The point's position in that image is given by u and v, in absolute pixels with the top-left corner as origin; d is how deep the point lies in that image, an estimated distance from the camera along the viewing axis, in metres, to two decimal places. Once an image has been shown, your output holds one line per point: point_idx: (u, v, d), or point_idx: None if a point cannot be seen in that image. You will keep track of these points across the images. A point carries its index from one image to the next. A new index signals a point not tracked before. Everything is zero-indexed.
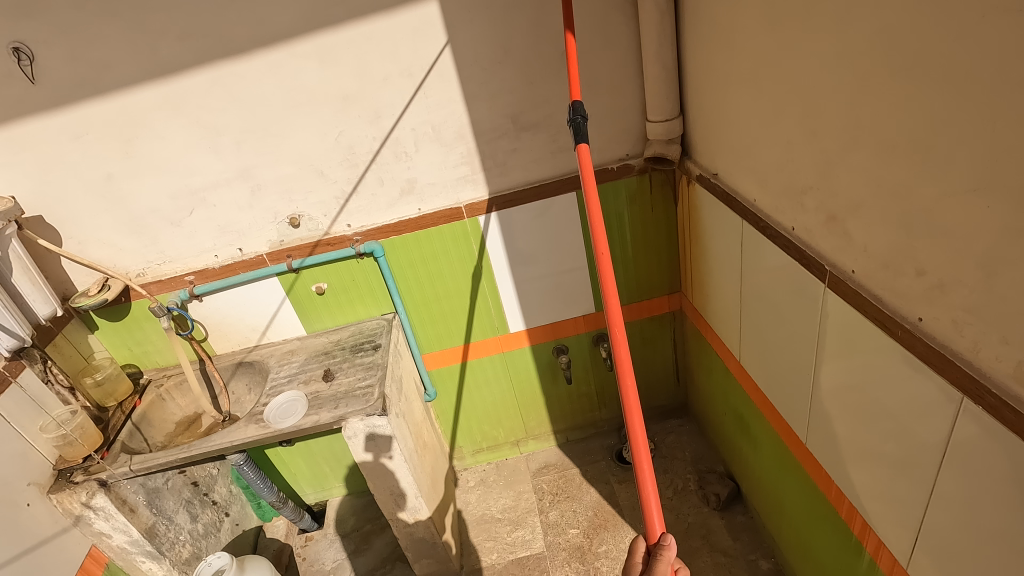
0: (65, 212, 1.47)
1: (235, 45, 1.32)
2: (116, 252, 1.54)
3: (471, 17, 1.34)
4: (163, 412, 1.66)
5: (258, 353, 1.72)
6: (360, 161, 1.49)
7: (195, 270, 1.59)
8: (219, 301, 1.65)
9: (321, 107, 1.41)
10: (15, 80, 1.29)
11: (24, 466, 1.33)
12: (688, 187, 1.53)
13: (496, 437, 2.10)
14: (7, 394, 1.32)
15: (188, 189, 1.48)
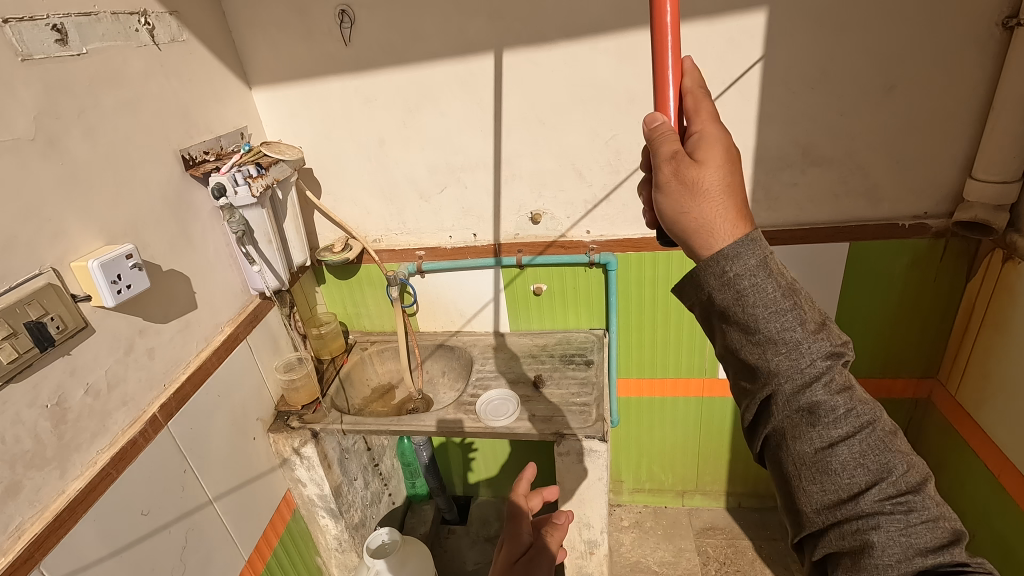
0: (332, 169, 1.53)
1: (539, 32, 1.28)
2: (364, 214, 1.58)
3: (799, 31, 1.20)
4: (363, 375, 1.70)
5: (460, 339, 1.70)
6: (623, 168, 1.41)
7: (428, 246, 1.60)
8: (440, 280, 1.65)
9: (602, 107, 1.34)
10: (332, 40, 1.35)
11: (256, 400, 1.39)
12: (1004, 264, 1.29)
13: (663, 482, 1.93)
14: (259, 328, 1.41)
15: (448, 167, 1.48)
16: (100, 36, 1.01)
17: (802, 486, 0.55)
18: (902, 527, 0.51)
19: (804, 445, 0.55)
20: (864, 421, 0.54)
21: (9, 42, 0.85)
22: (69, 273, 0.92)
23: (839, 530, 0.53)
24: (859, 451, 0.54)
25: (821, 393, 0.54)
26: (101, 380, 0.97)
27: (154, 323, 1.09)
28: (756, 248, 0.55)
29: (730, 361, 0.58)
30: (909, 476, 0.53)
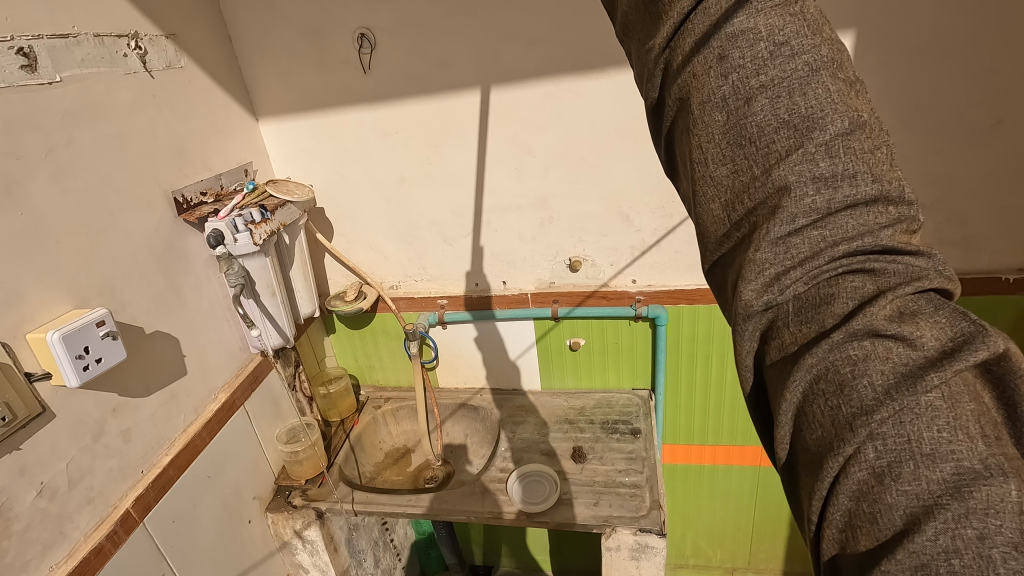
0: (345, 209, 1.36)
1: (584, 59, 1.11)
2: (380, 259, 1.42)
3: (892, 59, 1.03)
4: (375, 437, 1.51)
5: (485, 398, 1.52)
6: (677, 212, 1.23)
7: (451, 294, 1.43)
8: (464, 333, 1.47)
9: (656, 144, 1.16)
10: (349, 67, 1.20)
11: (254, 477, 1.20)
12: None
13: (710, 557, 1.72)
14: (259, 391, 1.23)
15: (475, 209, 1.31)
16: (79, 62, 0.85)
17: (703, 127, 0.48)
18: (829, 169, 0.42)
19: (710, 68, 0.47)
20: (809, 58, 0.44)
21: None
22: (24, 346, 0.75)
23: (756, 175, 0.45)
24: (808, 85, 0.44)
25: (743, 22, 0.46)
26: (60, 477, 0.79)
27: (132, 399, 0.92)
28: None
29: (645, 17, 0.55)
30: (846, 136, 0.42)
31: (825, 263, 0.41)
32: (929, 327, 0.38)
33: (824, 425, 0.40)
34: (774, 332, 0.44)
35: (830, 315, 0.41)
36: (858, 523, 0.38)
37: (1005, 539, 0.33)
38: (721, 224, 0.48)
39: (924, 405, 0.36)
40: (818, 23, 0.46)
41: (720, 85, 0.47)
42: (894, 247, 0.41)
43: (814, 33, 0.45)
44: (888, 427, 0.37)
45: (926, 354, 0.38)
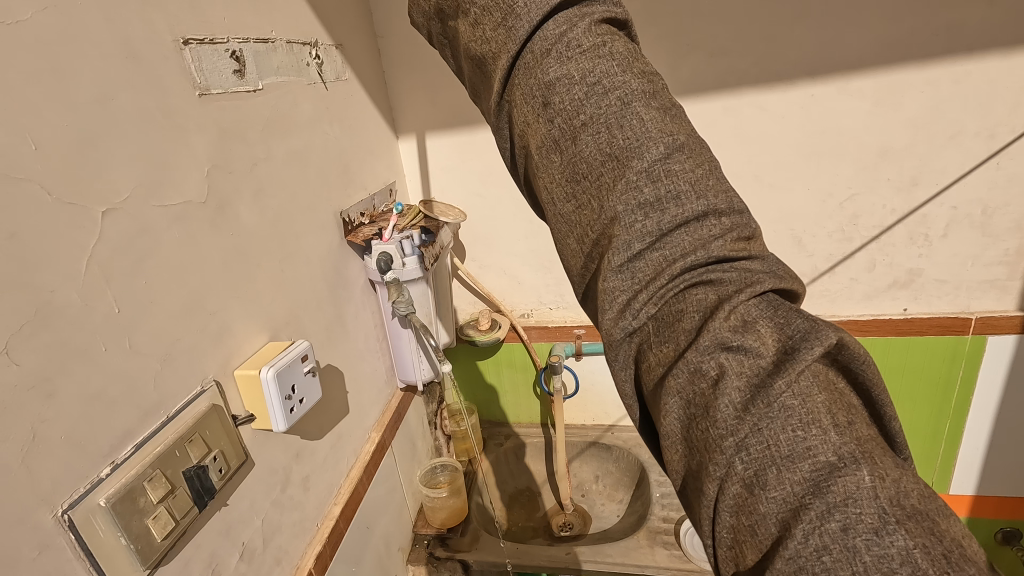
0: (483, 232, 1.28)
1: (774, 71, 1.03)
2: (514, 285, 1.33)
3: None
4: (500, 478, 1.40)
5: (619, 436, 1.40)
6: (858, 236, 1.14)
7: (589, 324, 1.33)
8: (599, 365, 1.36)
9: (844, 162, 1.08)
10: None
11: (399, 525, 1.09)
12: None
13: None
14: (401, 430, 1.13)
15: None
16: (276, 70, 0.78)
17: (547, 168, 0.52)
18: (653, 193, 0.45)
19: (539, 114, 0.51)
20: (622, 90, 0.48)
21: (186, 71, 0.61)
22: (231, 385, 0.66)
23: (597, 203, 0.49)
24: (627, 115, 0.47)
25: (554, 68, 0.49)
26: (257, 535, 0.69)
27: (310, 442, 0.82)
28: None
29: (481, 73, 0.60)
30: (666, 158, 0.46)
31: (667, 283, 0.44)
32: (769, 333, 0.40)
33: (695, 441, 0.42)
34: (644, 355, 0.47)
35: (683, 331, 0.43)
36: (741, 535, 0.39)
37: (865, 527, 0.34)
38: (580, 255, 0.53)
39: (779, 408, 0.38)
40: (629, 54, 0.50)
41: (549, 128, 0.50)
42: (725, 254, 0.44)
43: (628, 62, 0.49)
44: (748, 438, 0.38)
45: (770, 359, 0.40)
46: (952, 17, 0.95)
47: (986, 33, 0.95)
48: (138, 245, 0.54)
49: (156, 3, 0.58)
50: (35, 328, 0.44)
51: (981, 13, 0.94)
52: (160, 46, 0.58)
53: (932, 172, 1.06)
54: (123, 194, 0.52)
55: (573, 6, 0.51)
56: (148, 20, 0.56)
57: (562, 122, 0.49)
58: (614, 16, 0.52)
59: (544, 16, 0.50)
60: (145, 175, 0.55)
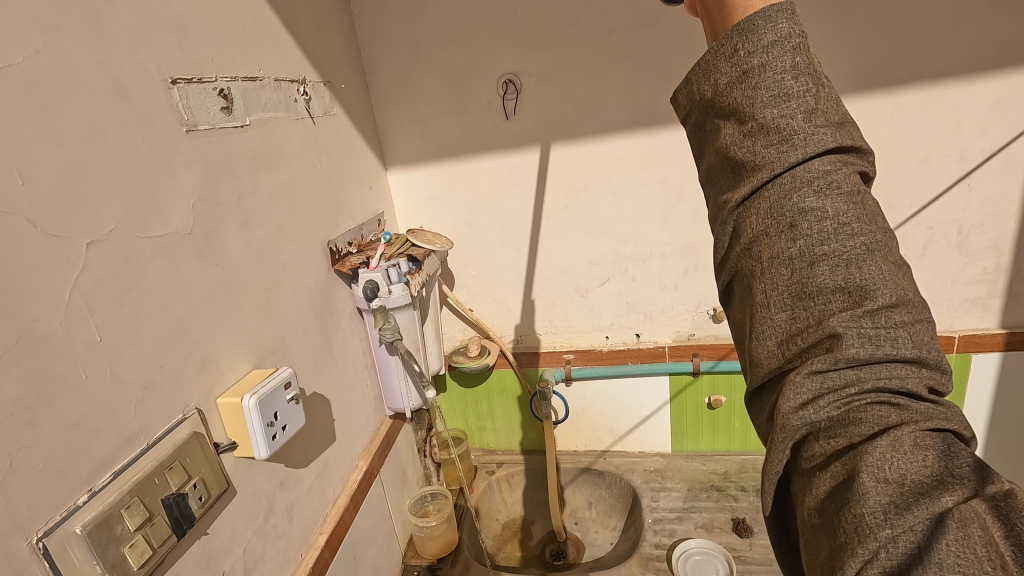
0: (471, 260, 1.30)
1: None
2: (503, 311, 1.34)
3: None
4: (491, 506, 1.38)
5: (610, 462, 1.39)
6: None
7: (578, 348, 1.33)
8: (589, 389, 1.36)
9: None
10: (492, 113, 1.16)
11: (387, 556, 1.08)
12: None
13: None
14: (390, 458, 1.13)
15: (614, 257, 1.24)
16: (263, 105, 0.81)
17: (764, 280, 0.45)
18: (875, 329, 0.41)
19: (777, 229, 0.44)
20: (868, 239, 0.43)
21: (174, 107, 0.64)
22: (213, 413, 0.66)
23: (808, 327, 0.43)
24: (868, 260, 0.42)
25: (812, 199, 0.43)
26: (238, 565, 0.69)
27: (295, 470, 0.82)
28: (797, 48, 0.44)
29: (727, 174, 0.49)
30: (892, 308, 0.41)
31: (855, 392, 0.41)
32: (939, 459, 0.37)
33: (837, 523, 0.39)
34: (808, 446, 0.43)
35: (857, 433, 0.40)
36: None
37: None
38: (765, 362, 0.46)
39: (934, 524, 0.35)
40: (879, 213, 0.45)
41: (787, 247, 0.44)
42: (919, 393, 0.41)
43: (876, 216, 0.44)
44: (904, 530, 0.36)
45: (933, 475, 0.37)
46: (917, 45, 0.98)
47: (951, 61, 0.98)
48: (122, 275, 0.55)
49: (145, 44, 0.60)
50: (17, 357, 0.45)
51: (944, 41, 0.98)
52: (149, 85, 0.60)
53: (908, 193, 1.08)
54: (108, 226, 0.54)
55: (840, 149, 0.45)
56: (137, 60, 0.59)
57: (790, 237, 0.44)
58: (870, 172, 0.46)
59: (818, 152, 0.44)
60: (132, 208, 0.57)
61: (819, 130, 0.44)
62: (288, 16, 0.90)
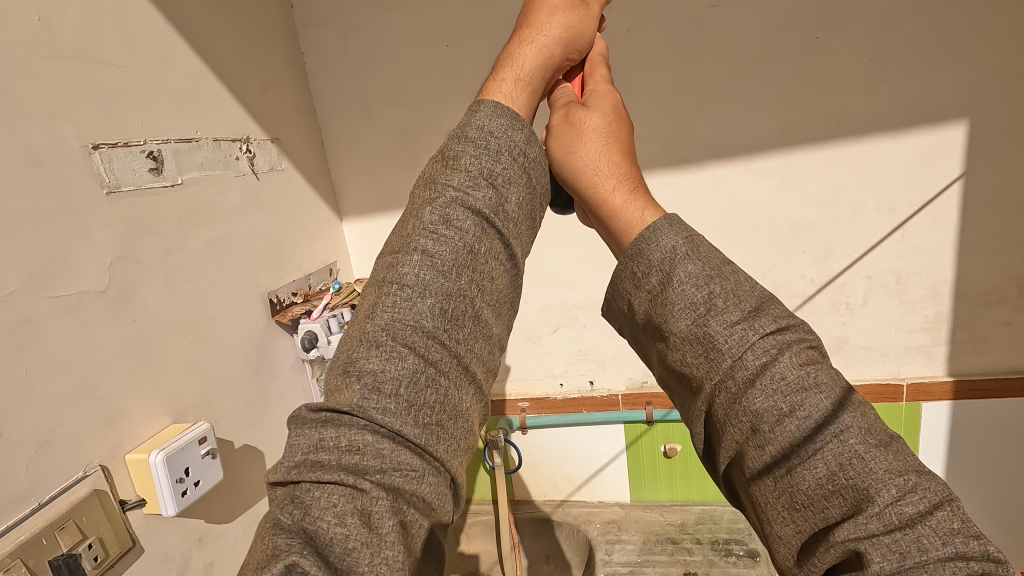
0: None
1: (684, 154, 1.10)
2: None
3: (1008, 148, 1.00)
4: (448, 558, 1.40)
5: (568, 513, 1.37)
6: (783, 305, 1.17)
7: (532, 397, 1.33)
8: (546, 437, 1.35)
9: (759, 235, 1.13)
10: None
11: None
12: None
13: None
14: None
15: (563, 305, 1.25)
16: (198, 165, 0.84)
17: (757, 492, 0.40)
18: (889, 534, 0.35)
19: (743, 441, 0.40)
20: (837, 423, 0.38)
21: (95, 171, 0.67)
22: (121, 469, 0.67)
23: (822, 541, 0.37)
24: (847, 453, 0.37)
25: (761, 399, 0.39)
26: None
27: (216, 526, 0.81)
28: (687, 255, 0.44)
29: (675, 385, 0.46)
30: (899, 503, 0.36)
31: None
32: None
33: None
34: None
35: None
36: None
37: None
38: None
39: None
40: (840, 385, 0.41)
41: (760, 454, 0.39)
42: None
43: (836, 391, 0.40)
44: None
45: None
46: (839, 105, 1.02)
47: (874, 118, 1.02)
48: (21, 334, 0.56)
49: (65, 114, 0.63)
50: None
51: (864, 101, 1.01)
52: (67, 152, 0.63)
53: (844, 244, 1.10)
54: (8, 288, 0.56)
55: (770, 332, 0.41)
56: (53, 129, 0.62)
57: (771, 449, 0.38)
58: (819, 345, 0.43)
59: (750, 343, 0.40)
60: (38, 270, 0.59)
61: (741, 326, 0.41)
62: (231, 81, 0.94)
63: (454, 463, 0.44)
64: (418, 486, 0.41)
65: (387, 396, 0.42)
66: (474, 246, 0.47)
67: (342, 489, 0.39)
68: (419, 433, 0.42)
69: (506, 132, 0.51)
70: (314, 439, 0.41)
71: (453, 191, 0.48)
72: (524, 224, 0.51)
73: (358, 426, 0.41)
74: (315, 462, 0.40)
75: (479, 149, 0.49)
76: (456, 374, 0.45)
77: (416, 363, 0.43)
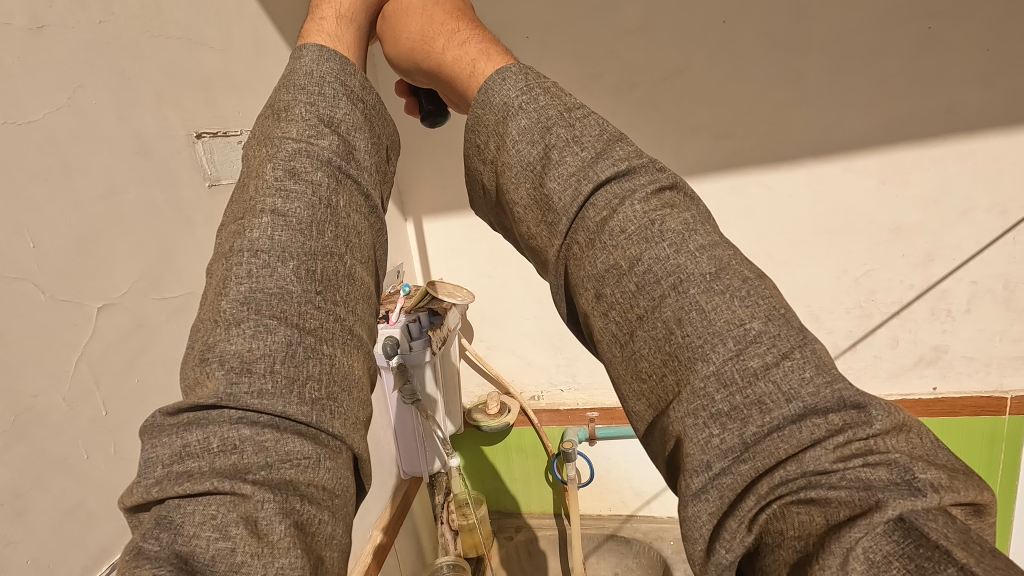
0: (491, 312, 1.25)
1: (779, 151, 1.04)
2: (523, 366, 1.29)
3: None
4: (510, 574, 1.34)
5: (638, 529, 1.32)
6: (877, 311, 1.11)
7: (601, 406, 1.27)
8: (614, 449, 1.29)
9: (856, 238, 1.07)
10: None
11: None
12: None
13: None
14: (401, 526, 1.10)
15: None
16: None
17: (612, 364, 0.40)
18: (726, 399, 0.32)
19: (591, 306, 0.39)
20: (672, 278, 0.36)
21: (197, 163, 0.61)
22: None
23: (667, 415, 0.36)
24: (687, 305, 0.35)
25: (602, 257, 0.38)
26: None
27: None
28: (522, 108, 0.42)
29: (538, 262, 0.45)
30: (739, 357, 0.33)
31: (753, 496, 0.31)
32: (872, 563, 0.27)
33: None
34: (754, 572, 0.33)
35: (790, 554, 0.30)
36: None
37: None
38: (663, 463, 0.38)
39: None
40: (685, 230, 0.38)
41: (605, 321, 0.39)
42: (826, 462, 0.30)
43: (681, 240, 0.37)
44: None
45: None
46: (951, 99, 0.95)
47: (991, 114, 0.95)
48: (132, 342, 0.51)
49: (170, 100, 0.58)
50: (10, 440, 0.40)
51: (980, 95, 0.94)
52: (172, 142, 0.58)
53: (948, 248, 1.04)
54: (121, 289, 0.50)
55: (608, 183, 0.39)
56: (159, 116, 0.56)
57: (626, 316, 0.37)
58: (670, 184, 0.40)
59: (584, 201, 0.39)
60: (148, 270, 0.53)
61: (575, 176, 0.39)
62: None
63: (353, 438, 0.37)
64: (316, 476, 0.34)
65: (240, 335, 0.35)
66: (331, 199, 0.40)
67: (220, 497, 0.31)
68: (309, 412, 0.34)
69: (338, 78, 0.44)
70: (176, 447, 0.33)
71: (295, 143, 0.41)
72: (377, 174, 0.45)
73: (233, 422, 0.33)
74: (183, 474, 0.32)
75: (312, 96, 0.42)
76: (342, 339, 0.38)
77: (291, 335, 0.35)
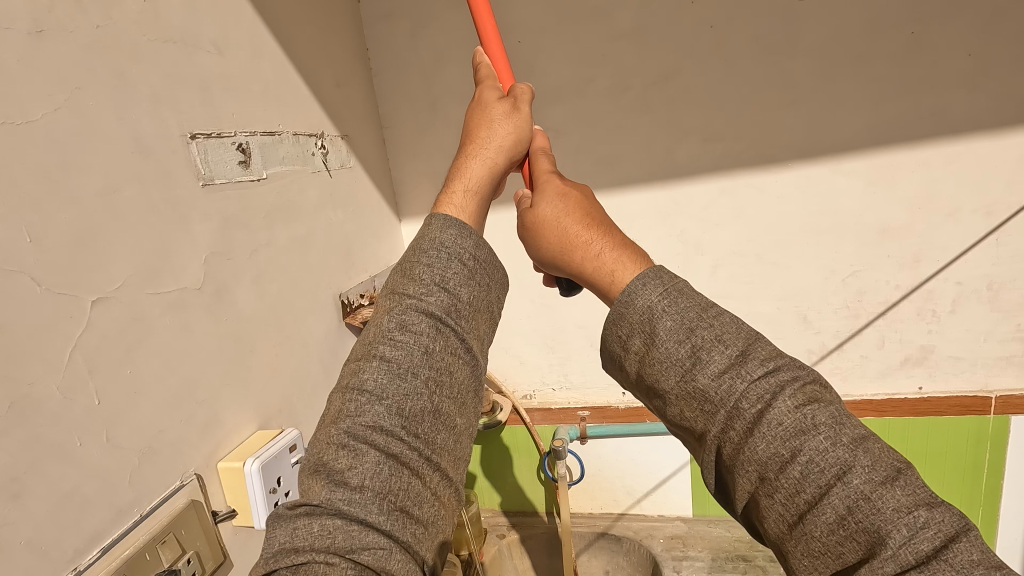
0: None
1: (768, 154, 1.05)
2: (516, 365, 1.30)
3: None
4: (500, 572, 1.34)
5: (629, 527, 1.33)
6: (865, 311, 1.12)
7: (593, 405, 1.28)
8: (605, 448, 1.30)
9: (844, 239, 1.08)
10: None
11: None
12: None
13: None
14: None
15: None
16: (281, 160, 0.81)
17: (780, 538, 0.43)
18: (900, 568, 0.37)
19: (753, 487, 0.43)
20: (834, 462, 0.40)
21: (192, 162, 0.63)
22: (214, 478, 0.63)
23: None
24: (853, 495, 0.39)
25: (762, 446, 0.42)
26: None
27: None
28: (665, 310, 0.47)
29: (682, 433, 0.49)
30: (912, 541, 0.37)
31: None
32: None
33: None
34: None
35: None
36: None
37: None
38: None
39: None
40: (835, 422, 0.42)
41: (771, 501, 0.42)
42: None
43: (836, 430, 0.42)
44: None
45: None
46: (937, 103, 0.97)
47: (975, 117, 0.97)
48: (129, 334, 0.53)
49: (168, 100, 0.60)
50: (7, 425, 0.42)
51: (965, 99, 0.96)
52: (169, 142, 0.60)
53: (934, 249, 1.06)
54: (117, 282, 0.52)
55: (761, 376, 0.44)
56: (157, 116, 0.58)
57: (784, 494, 0.41)
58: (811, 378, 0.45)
59: (756, 399, 0.43)
60: (144, 265, 0.55)
61: (727, 375, 0.44)
62: (308, 72, 0.90)
63: (420, 547, 0.47)
64: (388, 564, 0.44)
65: (365, 456, 0.46)
66: (431, 345, 0.51)
67: (316, 565, 0.42)
68: (386, 520, 0.45)
69: (456, 243, 0.55)
70: (290, 530, 0.45)
71: (411, 299, 0.52)
72: (477, 316, 0.55)
73: (330, 516, 0.44)
74: (293, 549, 0.44)
75: (431, 258, 0.54)
76: (417, 463, 0.48)
77: (379, 457, 0.46)
